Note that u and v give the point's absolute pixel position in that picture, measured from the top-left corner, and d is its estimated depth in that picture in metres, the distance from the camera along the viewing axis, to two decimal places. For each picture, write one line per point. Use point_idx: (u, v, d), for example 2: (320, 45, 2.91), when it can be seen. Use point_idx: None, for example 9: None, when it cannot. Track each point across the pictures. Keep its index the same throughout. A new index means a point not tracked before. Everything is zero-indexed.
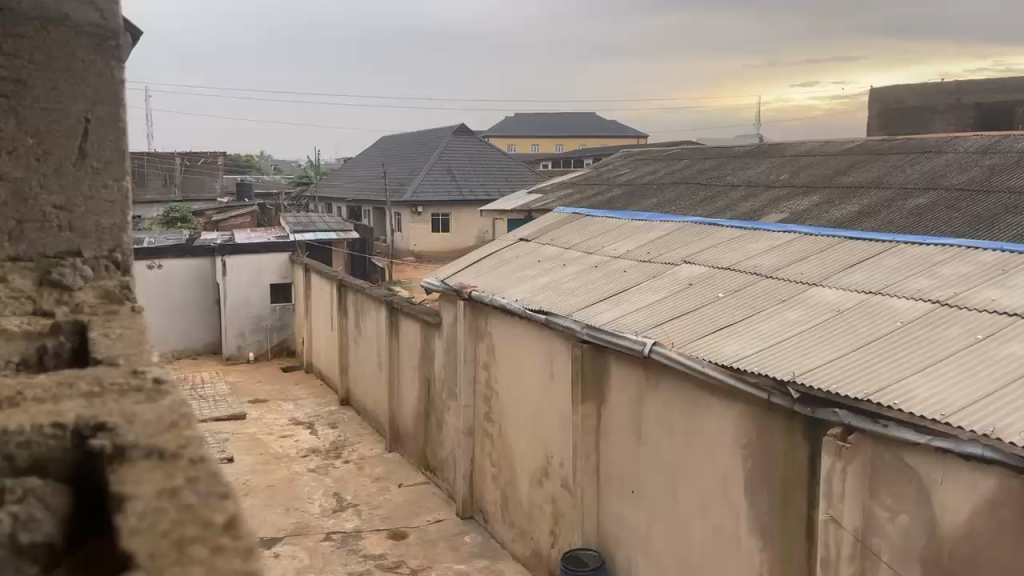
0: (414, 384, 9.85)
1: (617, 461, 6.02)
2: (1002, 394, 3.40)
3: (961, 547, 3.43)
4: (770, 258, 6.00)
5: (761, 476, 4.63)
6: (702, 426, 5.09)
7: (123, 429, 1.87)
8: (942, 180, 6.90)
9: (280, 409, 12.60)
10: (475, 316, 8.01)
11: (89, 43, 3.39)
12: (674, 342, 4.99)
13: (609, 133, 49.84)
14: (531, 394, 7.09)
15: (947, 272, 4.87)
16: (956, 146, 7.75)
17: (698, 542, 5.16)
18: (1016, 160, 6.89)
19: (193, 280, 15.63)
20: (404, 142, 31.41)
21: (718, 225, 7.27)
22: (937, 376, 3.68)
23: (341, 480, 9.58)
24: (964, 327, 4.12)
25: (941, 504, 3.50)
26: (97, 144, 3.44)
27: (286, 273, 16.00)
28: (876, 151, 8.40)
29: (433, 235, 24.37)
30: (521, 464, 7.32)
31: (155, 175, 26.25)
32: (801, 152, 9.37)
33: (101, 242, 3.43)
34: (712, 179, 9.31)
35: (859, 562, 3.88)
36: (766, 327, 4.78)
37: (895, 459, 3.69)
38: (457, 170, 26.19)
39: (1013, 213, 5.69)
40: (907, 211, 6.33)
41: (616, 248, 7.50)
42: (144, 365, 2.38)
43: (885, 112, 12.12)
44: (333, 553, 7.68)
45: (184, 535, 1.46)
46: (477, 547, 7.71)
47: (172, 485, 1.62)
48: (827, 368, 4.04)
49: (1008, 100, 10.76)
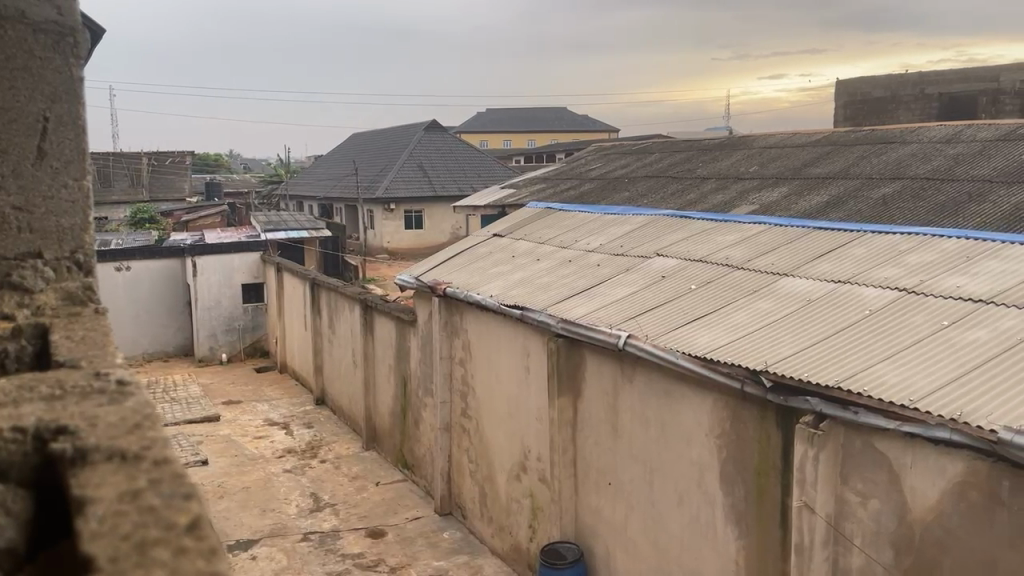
0: (390, 382, 9.81)
1: (593, 455, 6.05)
2: (967, 378, 3.47)
3: (932, 530, 3.48)
4: (740, 250, 6.05)
5: (736, 463, 4.67)
6: (677, 416, 5.12)
7: (84, 432, 1.84)
8: (907, 170, 7.01)
9: (255, 410, 12.49)
10: (450, 313, 8.00)
11: (46, 42, 3.21)
12: (648, 334, 5.01)
13: (580, 128, 49.96)
14: (508, 391, 7.09)
15: (913, 260, 4.95)
16: (921, 137, 7.87)
17: (676, 533, 5.20)
18: (978, 149, 7.02)
19: (161, 281, 15.45)
20: (374, 139, 31.19)
21: (689, 219, 7.32)
22: (905, 363, 3.74)
23: (317, 479, 9.54)
24: (930, 313, 4.19)
25: (911, 488, 3.55)
26: (56, 145, 3.27)
27: (257, 273, 15.83)
28: (842, 142, 8.50)
29: (406, 232, 24.25)
30: (498, 460, 7.34)
31: (122, 175, 25.56)
32: (769, 144, 9.45)
33: (62, 243, 3.28)
34: (683, 171, 9.37)
35: (832, 547, 3.96)
36: (739, 319, 4.81)
37: (866, 445, 3.75)
38: (428, 167, 26.10)
39: (977, 201, 5.79)
40: (873, 201, 6.41)
41: (589, 242, 7.52)
42: (107, 368, 2.33)
43: (851, 104, 12.26)
44: (310, 553, 7.65)
45: (146, 538, 1.44)
46: (456, 543, 7.71)
47: (135, 487, 1.60)
48: (798, 357, 4.08)
49: (971, 90, 10.94)
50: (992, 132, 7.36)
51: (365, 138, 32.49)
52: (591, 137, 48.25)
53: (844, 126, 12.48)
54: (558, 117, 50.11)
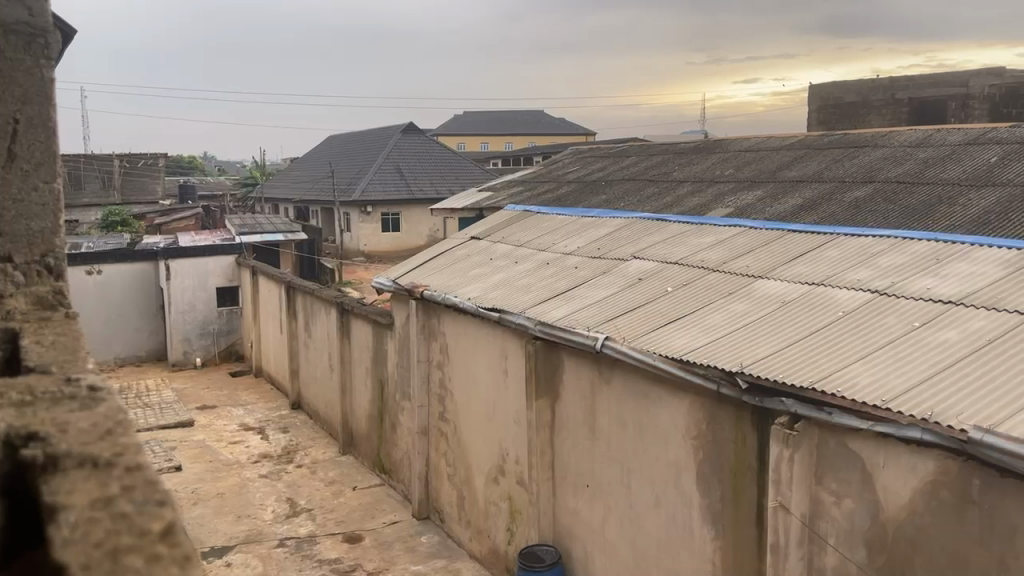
0: (367, 385, 9.75)
1: (571, 458, 6.06)
2: (938, 378, 3.52)
3: (905, 529, 3.53)
4: (716, 252, 6.10)
5: (712, 465, 4.70)
6: (654, 418, 5.14)
7: (56, 439, 1.80)
8: (879, 173, 7.11)
9: (230, 415, 12.37)
10: (428, 316, 7.97)
11: (15, 43, 3.11)
12: (625, 336, 5.03)
13: (557, 130, 50.16)
14: (486, 393, 7.08)
15: (886, 263, 5.02)
16: (892, 141, 7.99)
17: (653, 535, 5.22)
18: (948, 153, 7.13)
19: (134, 285, 15.28)
20: (351, 141, 31.09)
21: (666, 221, 7.36)
22: (878, 363, 3.79)
23: (293, 485, 9.46)
24: (902, 315, 4.25)
25: (884, 487, 3.60)
26: (27, 146, 3.17)
27: (232, 275, 15.69)
28: (815, 146, 8.61)
29: (383, 235, 24.18)
30: (476, 462, 7.33)
31: (94, 178, 25.21)
32: (744, 147, 9.54)
33: (32, 245, 3.14)
34: (659, 174, 9.42)
35: (807, 547, 4.00)
36: (715, 320, 4.85)
37: (840, 444, 3.80)
38: (405, 170, 26.04)
39: (947, 204, 5.88)
40: (846, 204, 6.49)
41: (567, 245, 7.53)
42: (78, 373, 2.29)
43: (824, 109, 12.42)
44: (287, 559, 7.58)
45: (118, 546, 1.42)
46: (433, 547, 7.68)
47: (108, 493, 1.58)
48: (774, 358, 4.12)
49: (941, 94, 11.12)
50: (962, 136, 7.48)
51: (342, 140, 32.36)
52: (568, 139, 48.39)
53: (817, 131, 12.65)
54: (535, 120, 50.28)
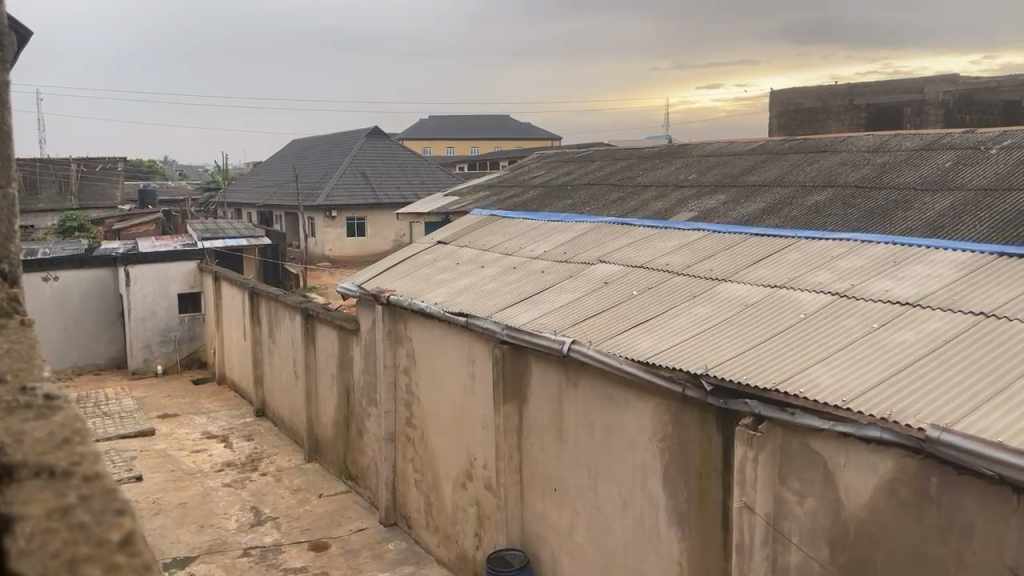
0: (332, 391, 9.67)
1: (539, 461, 6.07)
2: (896, 378, 3.60)
3: (866, 526, 3.59)
4: (680, 256, 6.17)
5: (678, 465, 4.74)
6: (621, 420, 5.17)
7: (11, 448, 1.72)
8: (838, 178, 7.25)
9: (192, 423, 12.17)
10: (394, 321, 7.93)
11: None
12: (592, 339, 5.06)
13: (522, 134, 50.34)
14: (453, 397, 7.07)
15: (845, 265, 5.12)
16: (850, 146, 8.15)
17: (620, 537, 5.26)
18: (904, 157, 7.30)
19: (92, 291, 14.97)
20: (315, 145, 30.83)
21: (631, 225, 7.43)
22: (839, 364, 3.86)
23: (257, 493, 9.34)
24: (862, 316, 4.34)
25: (845, 486, 3.67)
26: None
27: (194, 281, 15.44)
28: (776, 152, 8.75)
29: (348, 240, 24.04)
30: (443, 467, 7.31)
31: (50, 182, 24.71)
32: (707, 153, 9.66)
33: None
34: (624, 179, 9.50)
35: (771, 546, 4.06)
36: (680, 323, 4.90)
37: (802, 444, 3.86)
38: (370, 174, 25.89)
39: (904, 208, 6.01)
40: (806, 208, 6.61)
41: (533, 249, 7.55)
42: (34, 381, 2.19)
43: (783, 114, 12.65)
44: (251, 569, 7.48)
45: (76, 555, 1.41)
46: (400, 554, 7.63)
47: (65, 504, 1.53)
48: (738, 360, 4.18)
49: (897, 100, 11.37)
50: (917, 141, 7.67)
51: (306, 144, 32.07)
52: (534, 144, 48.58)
53: (778, 135, 12.86)
54: (501, 125, 50.39)
